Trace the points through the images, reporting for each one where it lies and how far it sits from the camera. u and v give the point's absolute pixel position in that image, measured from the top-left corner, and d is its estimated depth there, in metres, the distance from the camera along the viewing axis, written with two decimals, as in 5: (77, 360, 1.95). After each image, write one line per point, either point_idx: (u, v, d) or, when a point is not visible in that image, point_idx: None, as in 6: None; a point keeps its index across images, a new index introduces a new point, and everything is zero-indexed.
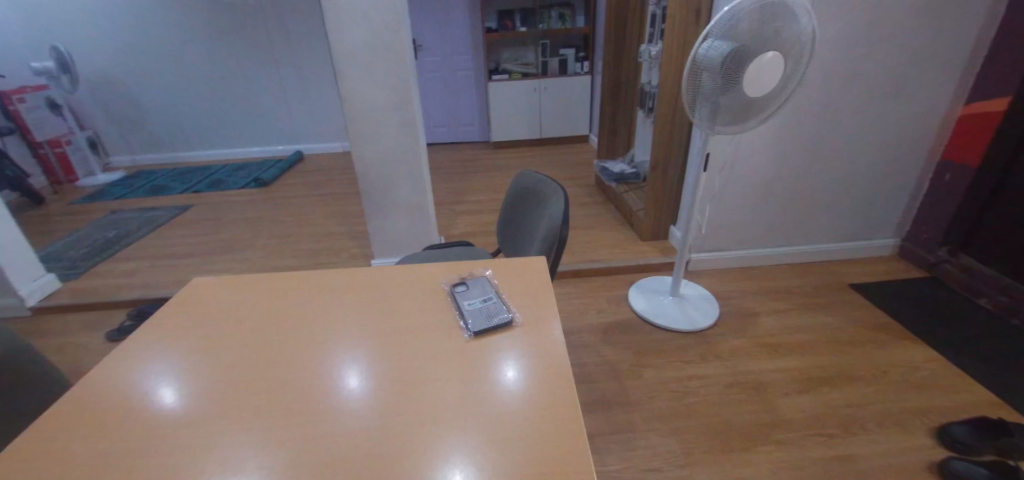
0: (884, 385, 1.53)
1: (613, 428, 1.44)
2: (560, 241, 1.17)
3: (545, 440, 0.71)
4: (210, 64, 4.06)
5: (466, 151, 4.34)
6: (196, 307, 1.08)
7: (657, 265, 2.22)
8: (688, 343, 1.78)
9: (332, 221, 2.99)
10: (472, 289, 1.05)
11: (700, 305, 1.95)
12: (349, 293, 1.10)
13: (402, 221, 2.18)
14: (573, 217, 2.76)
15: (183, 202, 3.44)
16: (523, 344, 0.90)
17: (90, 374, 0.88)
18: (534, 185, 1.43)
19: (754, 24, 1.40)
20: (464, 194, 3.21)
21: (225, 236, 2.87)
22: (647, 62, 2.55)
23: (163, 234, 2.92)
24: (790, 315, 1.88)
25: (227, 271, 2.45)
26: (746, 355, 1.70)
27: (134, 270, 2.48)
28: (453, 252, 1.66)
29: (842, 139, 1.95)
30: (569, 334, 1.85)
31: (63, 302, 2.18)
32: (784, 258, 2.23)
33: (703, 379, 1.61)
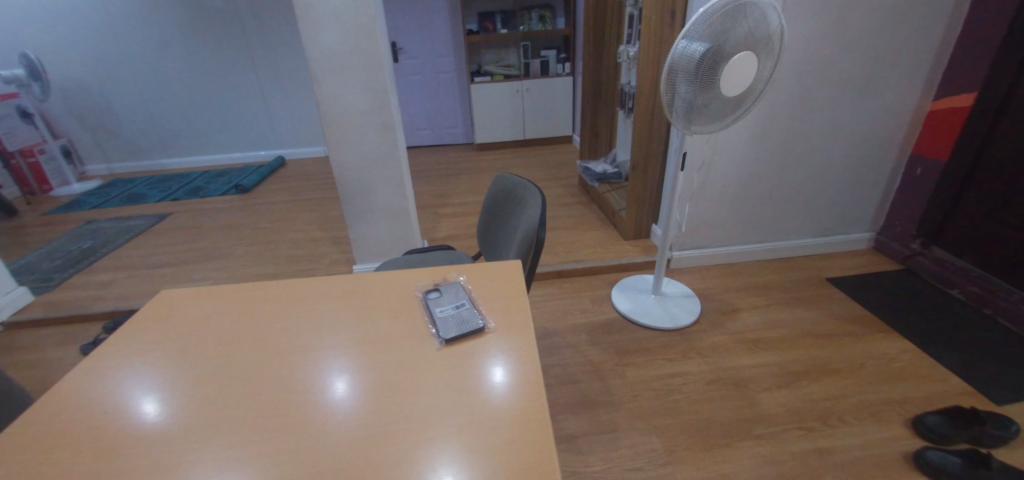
0: (860, 377, 1.56)
1: (597, 428, 1.45)
2: (538, 244, 1.17)
3: (520, 444, 0.71)
4: (187, 69, 4.00)
5: (449, 153, 4.33)
6: (169, 319, 1.05)
7: (640, 265, 2.24)
8: (670, 340, 1.79)
9: (314, 227, 2.96)
10: (444, 295, 1.04)
11: (682, 303, 1.96)
12: (321, 302, 1.08)
13: (383, 225, 2.16)
14: (556, 218, 2.77)
15: (161, 210, 3.37)
16: (497, 350, 0.89)
17: (58, 393, 0.85)
18: (511, 187, 1.43)
19: (729, 25, 1.41)
20: (448, 197, 3.20)
21: (204, 245, 2.82)
22: (626, 63, 2.57)
23: (140, 244, 2.86)
24: (770, 310, 1.91)
25: (207, 280, 2.41)
26: (727, 351, 1.71)
27: (109, 282, 2.42)
28: (433, 257, 1.65)
29: (816, 137, 1.99)
30: (552, 335, 1.85)
31: (35, 316, 2.12)
32: (764, 254, 2.26)
33: (685, 376, 1.62)
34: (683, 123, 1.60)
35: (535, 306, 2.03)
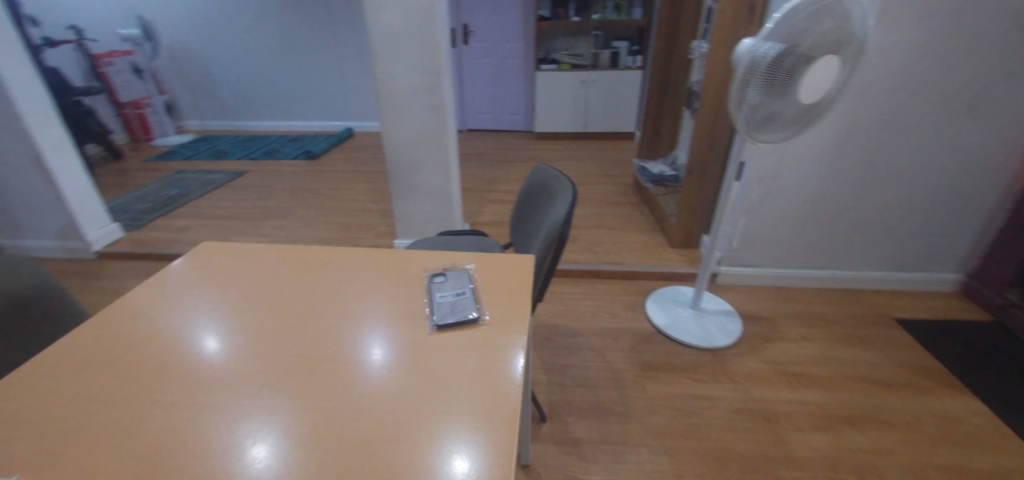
0: (915, 434, 1.38)
1: (604, 437, 1.40)
2: (560, 241, 1.13)
3: (499, 438, 0.70)
4: (275, 39, 4.29)
5: (507, 139, 4.33)
6: (218, 269, 1.12)
7: (682, 275, 2.11)
8: (700, 360, 1.68)
9: (367, 198, 3.10)
10: (449, 281, 1.04)
11: (721, 322, 1.83)
12: (353, 271, 1.12)
13: (427, 204, 2.20)
14: (602, 216, 2.68)
15: (239, 167, 3.68)
16: (490, 342, 0.88)
17: (118, 325, 0.94)
18: (546, 180, 1.39)
19: (819, 26, 1.23)
20: (498, 183, 3.20)
21: (270, 204, 3.04)
22: (697, 59, 2.40)
23: (217, 196, 3.14)
24: (820, 344, 1.73)
25: (266, 236, 2.60)
26: (761, 381, 1.58)
27: (186, 227, 2.69)
28: (464, 241, 1.66)
29: (902, 159, 1.76)
30: (576, 335, 1.81)
31: (123, 250, 2.42)
32: (825, 282, 2.05)
33: (710, 400, 1.51)
34: (749, 131, 1.42)
35: (565, 303, 1.99)
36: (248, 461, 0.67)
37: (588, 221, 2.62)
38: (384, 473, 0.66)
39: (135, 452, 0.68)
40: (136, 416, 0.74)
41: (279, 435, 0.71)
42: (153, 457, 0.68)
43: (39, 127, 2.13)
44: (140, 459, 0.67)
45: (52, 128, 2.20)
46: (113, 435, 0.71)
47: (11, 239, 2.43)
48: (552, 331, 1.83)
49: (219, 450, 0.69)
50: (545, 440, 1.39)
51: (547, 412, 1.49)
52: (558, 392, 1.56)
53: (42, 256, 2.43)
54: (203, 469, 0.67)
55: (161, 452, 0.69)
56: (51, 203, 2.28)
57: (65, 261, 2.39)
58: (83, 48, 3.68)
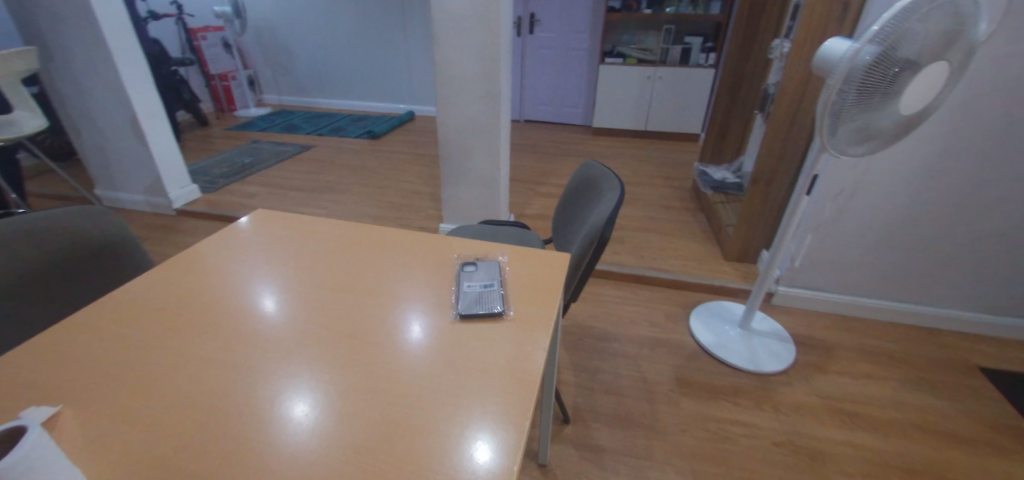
0: None
1: (628, 449, 1.35)
2: (600, 242, 1.08)
3: (515, 435, 0.68)
4: (350, 21, 4.46)
5: (564, 133, 4.25)
6: (269, 235, 1.18)
7: (733, 291, 1.98)
8: (743, 383, 1.57)
9: (420, 180, 3.17)
10: (479, 271, 1.02)
11: (772, 346, 1.70)
12: (393, 250, 1.13)
13: (474, 192, 2.21)
14: (654, 220, 2.57)
15: (307, 142, 3.90)
16: (512, 338, 0.86)
17: (172, 280, 1.00)
18: (594, 176, 1.33)
19: (937, 28, 1.05)
20: (549, 176, 3.16)
21: (330, 178, 3.19)
22: (776, 60, 2.21)
23: (284, 167, 3.35)
24: (885, 385, 1.56)
25: (323, 209, 2.73)
26: (809, 415, 1.45)
27: (254, 194, 2.88)
28: (505, 232, 1.65)
29: (1013, 185, 1.53)
30: (611, 340, 1.75)
31: (198, 210, 2.63)
32: (900, 316, 1.84)
33: (749, 429, 1.41)
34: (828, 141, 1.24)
35: (604, 305, 1.93)
36: (273, 421, 0.70)
37: (638, 223, 2.52)
38: (397, 453, 0.66)
39: (171, 399, 0.72)
40: (181, 366, 0.78)
41: (310, 400, 0.73)
42: (187, 406, 0.71)
43: (136, 92, 2.35)
44: (176, 407, 0.71)
45: (148, 94, 2.42)
46: (155, 381, 0.75)
47: (108, 191, 2.72)
48: (585, 332, 1.78)
49: (248, 408, 0.72)
50: (565, 443, 1.36)
51: (571, 414, 1.45)
52: (585, 395, 1.52)
53: (133, 208, 2.70)
54: (230, 423, 0.69)
55: (194, 402, 0.72)
56: (142, 161, 2.53)
57: (150, 215, 2.64)
58: (182, 23, 4.02)
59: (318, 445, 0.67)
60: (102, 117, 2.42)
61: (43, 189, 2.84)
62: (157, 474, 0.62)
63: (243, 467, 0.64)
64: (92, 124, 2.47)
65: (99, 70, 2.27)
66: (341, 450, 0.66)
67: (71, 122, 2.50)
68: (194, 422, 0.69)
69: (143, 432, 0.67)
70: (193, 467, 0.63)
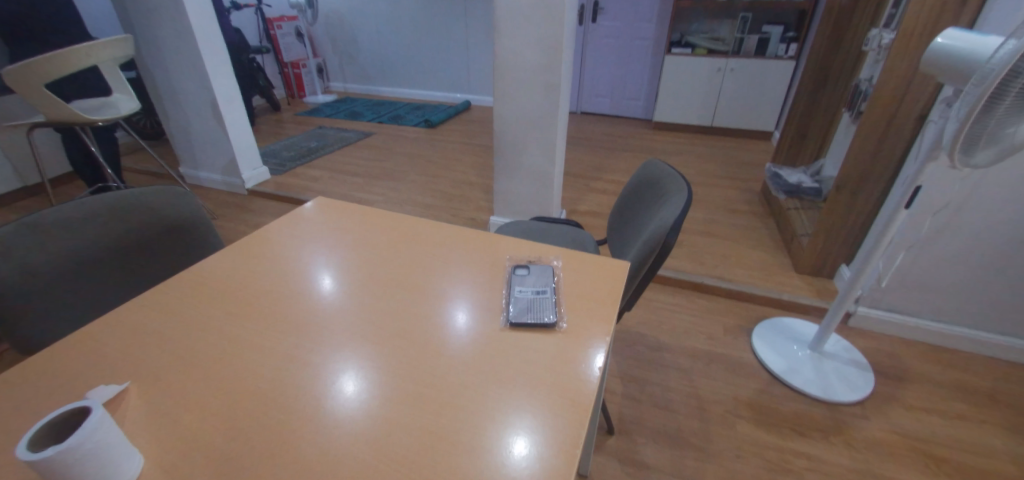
0: None
1: (675, 469, 1.27)
2: (661, 250, 1.00)
3: (558, 461, 0.62)
4: (414, 10, 4.52)
5: (622, 126, 4.09)
6: (325, 222, 1.19)
7: (804, 307, 1.81)
8: (810, 410, 1.43)
9: (473, 171, 3.17)
10: (531, 276, 0.97)
11: (847, 373, 1.53)
12: (444, 245, 1.11)
13: (527, 185, 2.17)
14: (717, 223, 2.41)
15: (367, 129, 4.02)
16: (560, 349, 0.80)
17: (232, 262, 1.03)
18: (660, 178, 1.24)
19: None
20: (604, 172, 3.05)
21: (388, 165, 3.27)
22: (874, 53, 1.97)
23: (346, 153, 3.47)
24: (984, 431, 1.36)
25: (380, 195, 2.80)
26: (887, 455, 1.30)
27: (317, 178, 3.01)
28: (558, 230, 1.60)
29: None
30: (663, 350, 1.66)
31: (267, 191, 2.80)
32: (1006, 352, 1.60)
33: (815, 463, 1.28)
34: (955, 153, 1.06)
35: (657, 312, 1.84)
36: (317, 407, 0.70)
37: (698, 226, 2.37)
38: (435, 464, 0.62)
39: (224, 384, 0.73)
40: (235, 348, 0.80)
41: (353, 388, 0.73)
42: (236, 390, 0.72)
43: (217, 78, 2.51)
44: (226, 387, 0.73)
45: (227, 81, 2.57)
46: (209, 364, 0.77)
47: (190, 170, 2.94)
48: (635, 339, 1.70)
49: (294, 397, 0.71)
50: (608, 454, 1.30)
51: (616, 425, 1.39)
52: (632, 406, 1.45)
53: (210, 187, 2.92)
54: (275, 407, 0.70)
55: (244, 389, 0.72)
56: (220, 144, 2.71)
57: (225, 194, 2.84)
58: (261, 13, 4.25)
59: (358, 446, 0.64)
60: (188, 101, 2.61)
61: (137, 165, 3.13)
62: (203, 455, 0.63)
63: (284, 455, 0.63)
64: (179, 107, 2.67)
65: (186, 56, 2.43)
66: (379, 454, 0.63)
67: (161, 105, 2.72)
68: (241, 406, 0.70)
69: (195, 416, 0.68)
70: (238, 456, 0.63)
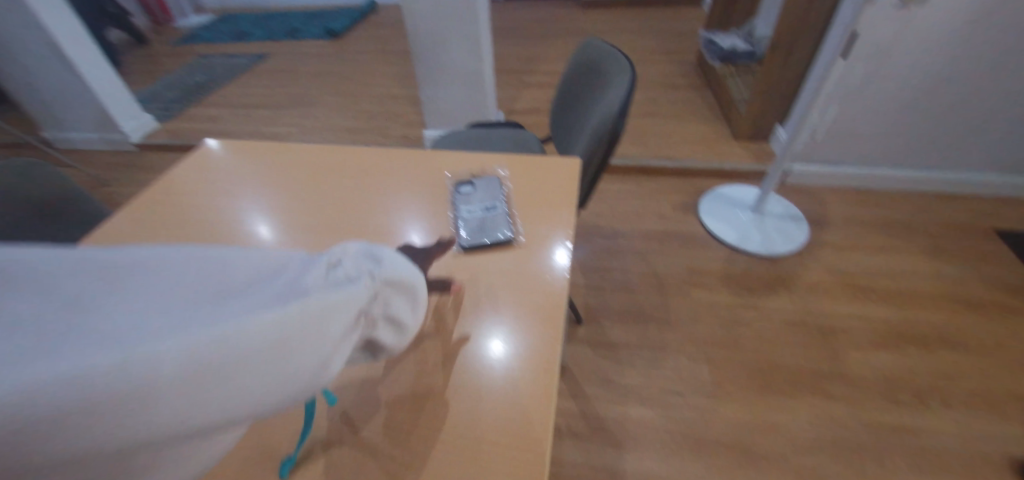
0: (991, 359, 1.27)
1: (642, 342, 1.36)
2: (612, 139, 0.93)
3: (538, 381, 0.60)
4: None
5: (548, 8, 3.76)
6: (228, 167, 1.01)
7: (744, 172, 1.88)
8: (754, 267, 1.55)
9: (394, 82, 2.87)
10: (477, 191, 0.89)
11: (784, 227, 1.65)
12: (374, 172, 0.98)
13: (459, 90, 1.99)
14: (656, 102, 2.36)
15: (262, 50, 3.46)
16: (514, 265, 0.75)
17: (124, 234, 0.86)
18: (600, 59, 1.13)
19: None
20: (537, 63, 2.84)
21: (297, 90, 2.88)
22: None
23: (243, 82, 3.00)
24: (898, 256, 1.55)
25: (296, 126, 2.50)
26: (822, 292, 1.45)
27: (217, 117, 2.61)
28: (498, 133, 1.48)
29: None
30: (618, 237, 1.69)
31: (160, 142, 2.41)
32: (915, 184, 1.77)
33: (761, 312, 1.41)
34: None
35: (608, 202, 1.85)
36: None
37: (639, 107, 2.32)
38: (410, 412, 0.58)
39: None
40: None
41: None
42: None
43: (48, 10, 1.97)
44: None
45: (62, 13, 2.03)
46: None
47: (55, 131, 2.45)
48: (591, 232, 1.72)
49: None
50: (580, 343, 1.37)
51: (583, 315, 1.45)
52: (596, 295, 1.50)
53: (89, 148, 2.47)
54: None
55: None
56: (82, 94, 2.23)
57: (111, 154, 2.43)
58: None
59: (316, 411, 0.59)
60: (16, 45, 2.07)
61: None
62: None
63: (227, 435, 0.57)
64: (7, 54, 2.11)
65: None
66: (348, 419, 0.58)
67: None
68: None
69: None
70: None
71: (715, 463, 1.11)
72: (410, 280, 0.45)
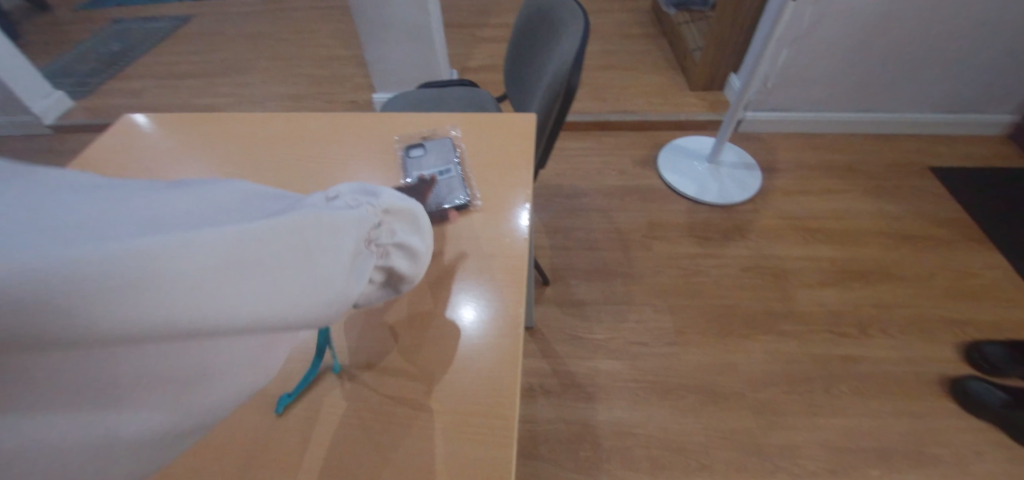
0: (923, 288, 1.38)
1: (608, 298, 1.39)
2: (567, 94, 0.89)
3: (501, 349, 0.58)
4: None
5: None
6: (149, 145, 0.91)
7: (700, 123, 1.90)
8: (712, 217, 1.59)
9: (336, 42, 2.66)
10: (428, 155, 0.84)
11: (739, 175, 1.69)
12: (316, 140, 0.91)
13: (407, 49, 1.86)
14: (613, 53, 2.31)
15: (183, 11, 3.11)
16: (470, 231, 0.72)
17: None
18: (552, 7, 1.07)
19: None
20: (488, 16, 2.70)
21: (228, 55, 2.63)
22: None
23: (165, 49, 2.71)
24: (843, 197, 1.62)
25: (232, 95, 2.30)
26: (774, 237, 1.51)
27: (141, 91, 2.36)
28: (451, 93, 1.41)
29: None
30: (580, 195, 1.69)
31: (78, 122, 2.17)
32: (859, 127, 1.84)
33: (719, 259, 1.46)
34: None
35: (569, 160, 1.83)
36: None
37: (595, 60, 2.26)
38: (371, 393, 0.56)
39: None
40: None
41: None
42: None
43: None
44: None
45: None
46: None
47: None
48: (554, 192, 1.70)
49: None
50: (548, 304, 1.38)
51: (550, 275, 1.45)
52: (561, 255, 1.51)
53: None
54: None
55: None
56: None
57: (22, 139, 2.17)
58: None
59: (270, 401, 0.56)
60: None
61: None
62: None
63: None
64: None
65: None
66: (308, 405, 0.55)
67: None
68: None
69: None
70: None
71: (680, 405, 1.17)
72: (409, 210, 0.52)
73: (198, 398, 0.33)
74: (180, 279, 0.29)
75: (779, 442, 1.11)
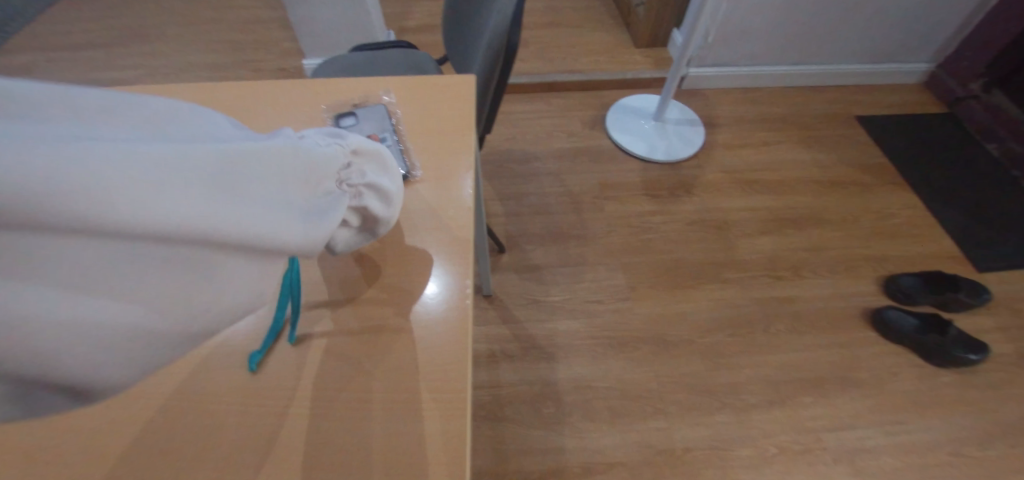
0: (849, 229, 1.49)
1: (564, 260, 1.41)
2: (507, 52, 0.86)
3: (449, 324, 0.57)
4: None
5: None
6: None
7: (646, 81, 1.90)
8: (660, 174, 1.63)
9: (258, 4, 2.42)
10: (361, 124, 0.79)
11: (683, 132, 1.73)
12: (233, 114, 0.82)
13: (337, 10, 1.72)
14: (557, 10, 2.24)
15: None
16: (411, 202, 0.69)
17: None
18: None
19: None
20: None
21: (132, 21, 2.33)
22: None
23: (54, 15, 2.36)
24: (779, 148, 1.70)
25: (141, 67, 2.06)
26: (718, 190, 1.57)
27: (29, 65, 2.07)
28: (387, 56, 1.32)
29: None
30: (532, 160, 1.67)
31: None
32: (793, 79, 1.91)
33: (667, 215, 1.51)
34: None
35: (519, 124, 1.79)
36: None
37: (540, 18, 2.19)
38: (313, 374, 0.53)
39: None
40: None
41: None
42: None
43: None
44: None
45: None
46: None
47: None
48: (505, 159, 1.67)
49: None
50: (505, 270, 1.39)
51: (505, 243, 1.45)
52: (516, 222, 1.50)
53: None
54: None
55: None
56: None
57: None
58: None
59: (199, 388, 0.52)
60: None
61: None
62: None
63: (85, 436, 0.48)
64: None
65: None
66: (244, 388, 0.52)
67: None
68: None
69: None
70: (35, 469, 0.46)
71: (636, 356, 1.23)
72: (377, 152, 0.51)
73: (171, 311, 0.32)
74: (138, 178, 0.28)
75: (725, 380, 1.19)
